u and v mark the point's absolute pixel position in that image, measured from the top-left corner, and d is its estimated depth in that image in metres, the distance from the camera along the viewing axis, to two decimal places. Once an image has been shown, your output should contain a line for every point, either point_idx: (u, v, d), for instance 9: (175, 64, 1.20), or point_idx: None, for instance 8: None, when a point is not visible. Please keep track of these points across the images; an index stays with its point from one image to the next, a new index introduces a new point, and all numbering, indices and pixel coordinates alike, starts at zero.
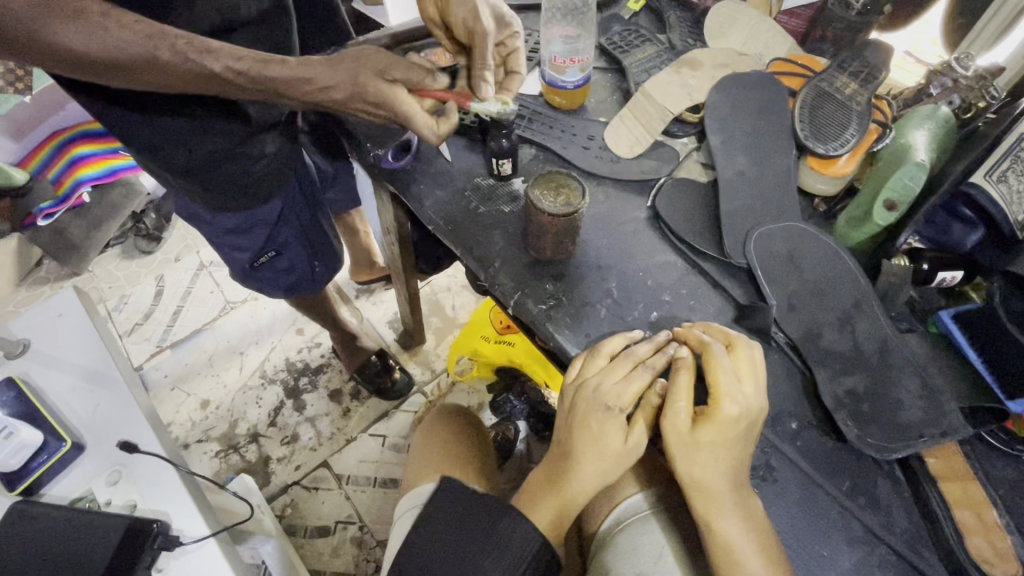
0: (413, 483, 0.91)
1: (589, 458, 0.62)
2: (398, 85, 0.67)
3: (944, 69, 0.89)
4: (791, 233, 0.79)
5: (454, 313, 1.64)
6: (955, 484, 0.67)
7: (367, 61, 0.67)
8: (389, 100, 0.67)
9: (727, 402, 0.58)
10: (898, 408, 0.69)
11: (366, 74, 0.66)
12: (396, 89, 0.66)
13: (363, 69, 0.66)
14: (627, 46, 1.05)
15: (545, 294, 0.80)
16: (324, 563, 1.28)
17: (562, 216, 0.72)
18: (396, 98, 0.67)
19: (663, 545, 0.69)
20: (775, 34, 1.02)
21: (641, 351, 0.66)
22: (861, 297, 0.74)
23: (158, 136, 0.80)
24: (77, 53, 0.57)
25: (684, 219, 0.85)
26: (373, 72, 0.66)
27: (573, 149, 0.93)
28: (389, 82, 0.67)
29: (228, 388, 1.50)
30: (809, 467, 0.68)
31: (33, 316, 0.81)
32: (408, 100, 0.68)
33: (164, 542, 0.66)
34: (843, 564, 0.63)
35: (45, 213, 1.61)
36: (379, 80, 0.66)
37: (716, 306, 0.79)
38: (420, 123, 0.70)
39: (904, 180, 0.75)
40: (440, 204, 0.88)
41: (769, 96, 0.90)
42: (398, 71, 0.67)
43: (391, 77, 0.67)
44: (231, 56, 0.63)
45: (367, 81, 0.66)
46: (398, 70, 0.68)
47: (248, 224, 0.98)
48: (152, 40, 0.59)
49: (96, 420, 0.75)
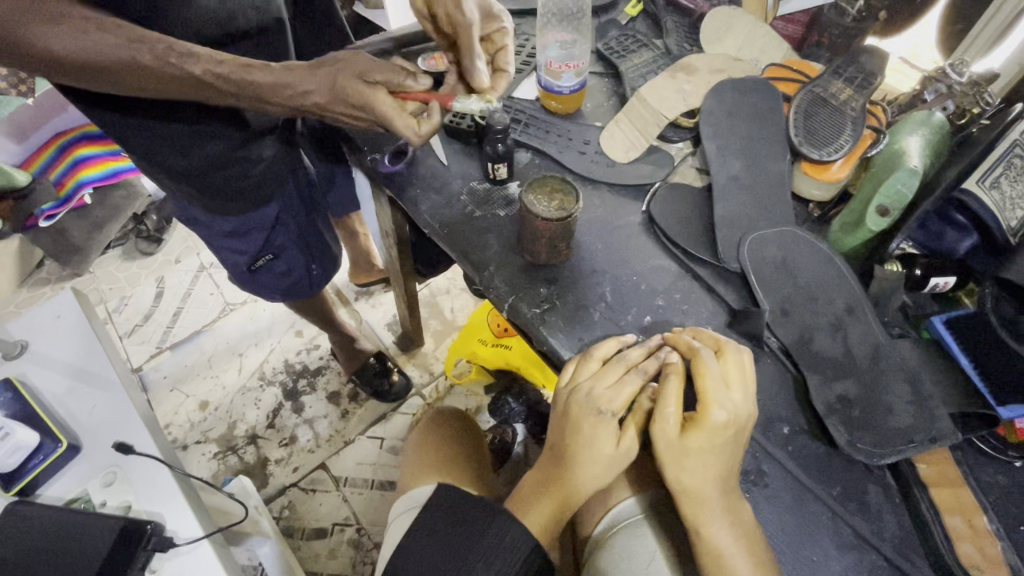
0: (409, 486, 0.92)
1: (581, 461, 0.62)
2: (377, 87, 0.67)
3: (939, 74, 0.90)
4: (785, 238, 0.79)
5: (453, 316, 1.64)
6: (945, 490, 0.67)
7: (346, 65, 0.68)
8: (371, 102, 0.67)
9: (716, 408, 0.59)
10: (889, 414, 0.69)
11: (345, 76, 0.66)
12: (375, 90, 0.67)
13: (343, 72, 0.67)
14: (624, 50, 1.05)
15: (539, 298, 0.80)
16: (321, 565, 1.29)
17: (555, 220, 0.72)
18: (376, 100, 0.67)
19: (654, 549, 0.70)
20: (771, 39, 1.02)
21: (633, 355, 0.66)
22: (854, 302, 0.74)
23: (154, 139, 0.80)
24: (58, 56, 0.57)
25: (679, 224, 0.85)
26: (354, 74, 0.67)
27: (569, 154, 0.93)
28: (369, 84, 0.67)
29: (227, 389, 1.51)
30: (800, 471, 0.68)
31: (33, 318, 0.81)
32: (387, 101, 0.68)
33: (157, 544, 0.66)
34: (833, 569, 0.64)
35: (46, 215, 1.58)
36: (360, 82, 0.67)
37: (710, 310, 0.80)
38: (398, 122, 0.69)
39: (897, 186, 0.76)
40: (436, 208, 0.89)
41: (763, 102, 0.91)
42: (379, 73, 0.68)
43: (372, 80, 0.68)
44: (212, 61, 0.63)
45: (346, 83, 0.66)
46: (378, 72, 0.69)
47: (247, 227, 0.98)
48: (132, 43, 0.59)
49: (92, 422, 0.75)
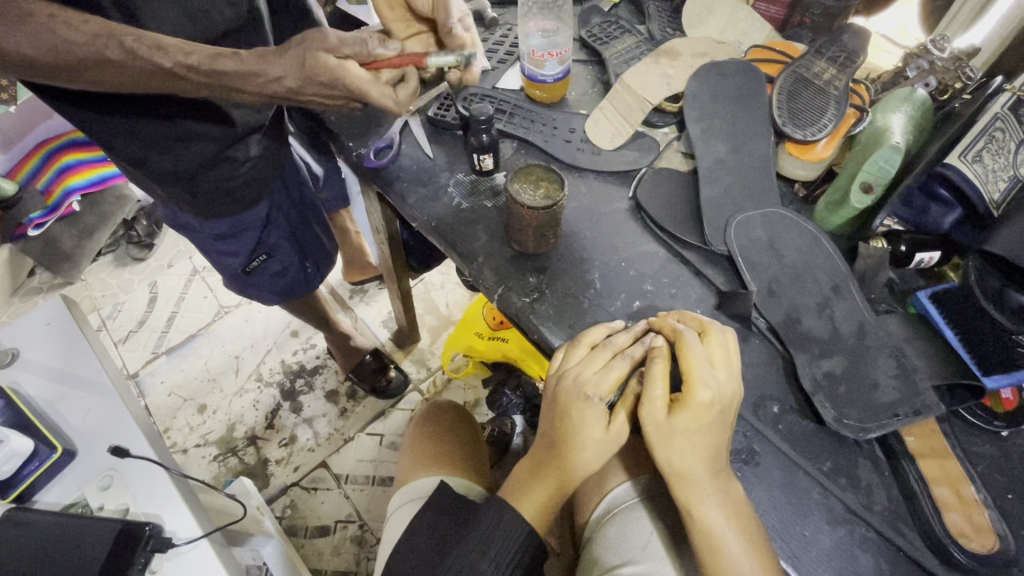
0: (408, 478, 0.92)
1: (574, 445, 0.62)
2: (348, 62, 0.65)
3: (921, 51, 0.90)
4: (770, 219, 0.80)
5: (448, 311, 1.64)
6: (932, 461, 0.68)
7: (310, 44, 0.64)
8: (342, 77, 0.64)
9: (701, 388, 0.59)
10: (874, 389, 0.69)
11: (312, 55, 0.63)
12: (344, 63, 0.64)
13: (311, 44, 0.63)
14: (607, 37, 1.05)
15: (528, 286, 0.80)
16: (325, 563, 1.29)
17: (540, 207, 0.71)
18: (348, 75, 0.64)
19: (651, 532, 0.70)
20: (753, 22, 1.03)
21: (620, 341, 0.66)
22: (839, 281, 0.75)
23: (139, 143, 0.80)
24: (28, 58, 0.57)
25: (666, 209, 0.85)
26: (322, 49, 0.64)
27: (554, 142, 0.93)
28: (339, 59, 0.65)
29: (224, 392, 1.51)
30: (790, 449, 0.69)
31: (22, 326, 0.81)
32: (360, 74, 0.66)
33: (156, 544, 0.66)
34: (824, 544, 0.64)
35: (35, 223, 1.57)
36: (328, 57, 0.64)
37: (697, 293, 0.80)
38: (375, 95, 0.68)
39: (879, 163, 0.76)
40: (424, 203, 0.89)
41: (747, 83, 0.91)
42: (348, 48, 0.66)
43: (341, 55, 0.66)
44: (181, 52, 0.61)
45: (315, 62, 0.63)
46: (347, 47, 0.66)
47: (237, 228, 0.98)
48: (100, 39, 0.58)
49: (86, 427, 0.75)
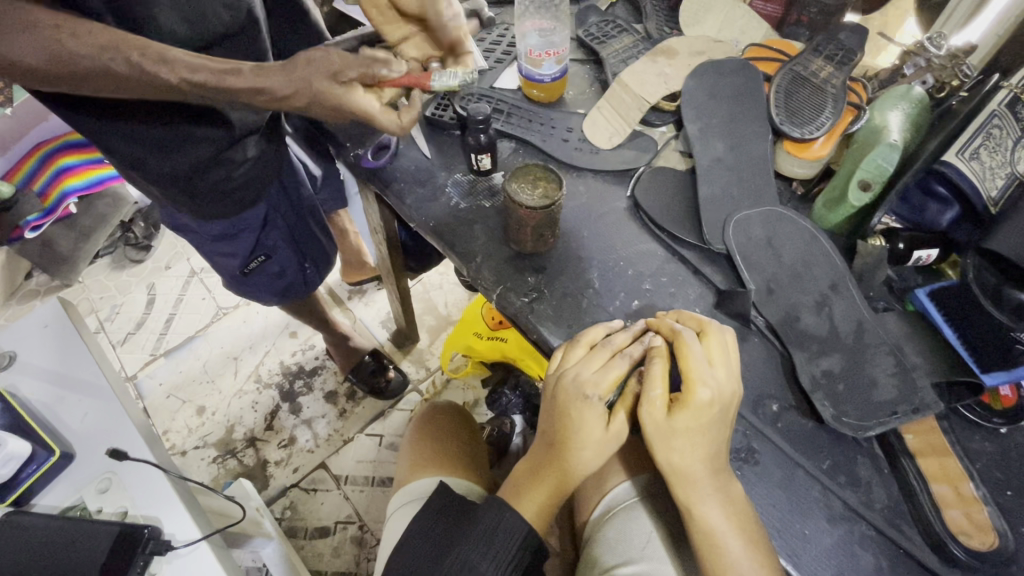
0: (407, 478, 0.92)
1: (573, 446, 0.62)
2: (352, 89, 0.65)
3: (917, 48, 0.90)
4: (768, 217, 0.80)
5: (447, 311, 1.64)
6: (932, 459, 0.68)
7: (318, 64, 0.63)
8: (346, 104, 0.65)
9: (700, 388, 0.59)
10: (873, 387, 0.69)
11: (320, 79, 0.62)
12: (349, 90, 0.65)
13: (315, 71, 0.62)
14: (604, 36, 1.05)
15: (527, 286, 0.80)
16: (325, 564, 1.29)
17: (539, 207, 0.71)
18: (352, 102, 0.65)
19: (651, 531, 0.70)
20: (750, 20, 1.03)
21: (619, 341, 0.66)
22: (838, 279, 0.75)
23: (137, 146, 0.79)
24: (40, 69, 0.57)
25: (663, 208, 0.85)
26: (327, 75, 0.63)
27: (553, 142, 0.93)
28: (344, 85, 0.64)
29: (222, 394, 1.50)
30: (789, 447, 0.69)
31: (21, 329, 0.80)
32: (364, 100, 0.66)
33: (155, 547, 0.66)
34: (823, 542, 0.64)
35: (32, 226, 1.55)
36: (333, 84, 0.63)
37: (696, 292, 0.80)
38: (382, 121, 0.69)
39: (877, 161, 0.76)
40: (421, 203, 0.88)
41: (744, 82, 0.90)
42: (353, 71, 0.65)
43: (345, 79, 0.64)
44: (186, 69, 0.60)
45: (322, 90, 0.63)
46: (352, 69, 0.65)
47: (235, 230, 0.98)
48: (107, 52, 0.58)
49: (85, 429, 0.75)
